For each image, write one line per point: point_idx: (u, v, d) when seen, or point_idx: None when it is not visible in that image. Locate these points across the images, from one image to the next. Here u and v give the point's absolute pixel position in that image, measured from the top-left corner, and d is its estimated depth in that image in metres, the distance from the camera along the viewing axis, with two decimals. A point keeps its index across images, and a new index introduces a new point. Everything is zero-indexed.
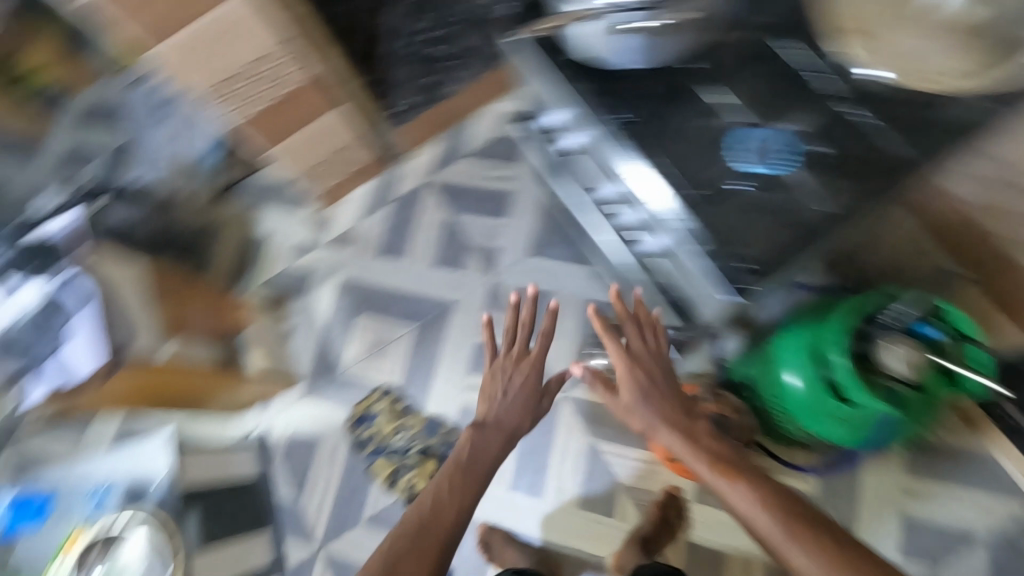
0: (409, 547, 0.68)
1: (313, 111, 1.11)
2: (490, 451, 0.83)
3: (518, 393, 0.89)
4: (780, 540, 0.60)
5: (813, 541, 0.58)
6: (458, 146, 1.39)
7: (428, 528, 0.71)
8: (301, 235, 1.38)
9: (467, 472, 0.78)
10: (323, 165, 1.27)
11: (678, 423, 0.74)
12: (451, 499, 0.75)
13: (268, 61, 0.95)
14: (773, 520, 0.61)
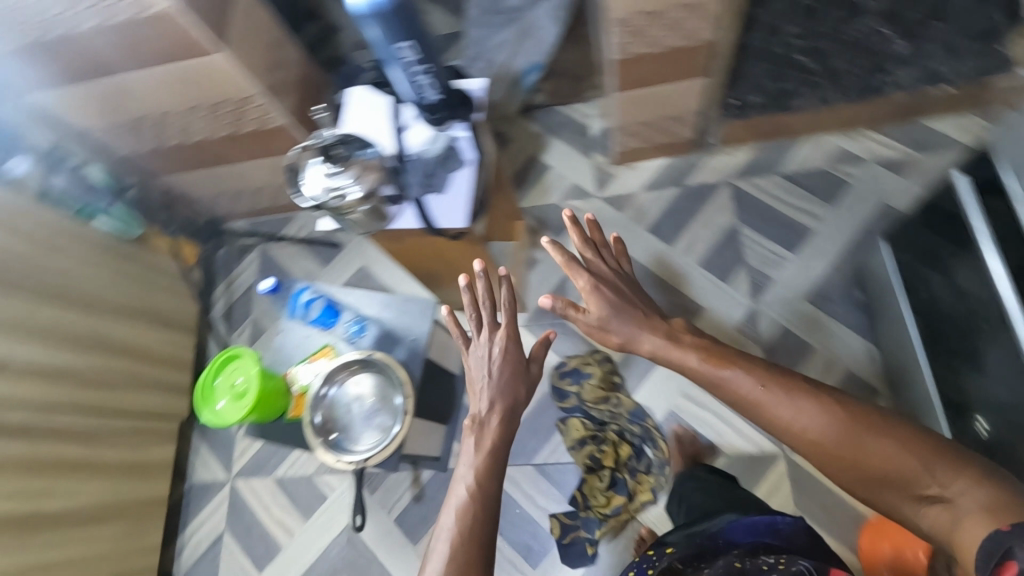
0: (461, 543, 0.66)
1: (682, 73, 1.08)
2: (508, 414, 0.78)
3: (505, 370, 0.82)
4: (828, 451, 0.61)
5: (870, 435, 0.60)
6: (773, 162, 1.31)
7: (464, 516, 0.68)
8: (580, 179, 1.38)
9: (494, 459, 0.73)
10: (643, 127, 1.25)
11: (696, 359, 0.72)
12: (485, 489, 0.70)
13: (690, 10, 0.93)
14: (816, 425, 0.62)
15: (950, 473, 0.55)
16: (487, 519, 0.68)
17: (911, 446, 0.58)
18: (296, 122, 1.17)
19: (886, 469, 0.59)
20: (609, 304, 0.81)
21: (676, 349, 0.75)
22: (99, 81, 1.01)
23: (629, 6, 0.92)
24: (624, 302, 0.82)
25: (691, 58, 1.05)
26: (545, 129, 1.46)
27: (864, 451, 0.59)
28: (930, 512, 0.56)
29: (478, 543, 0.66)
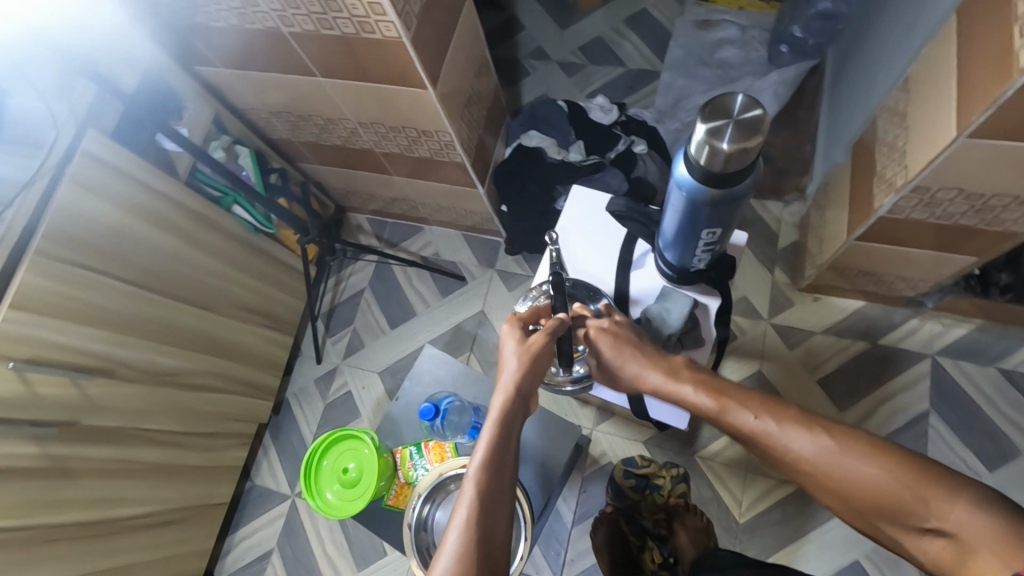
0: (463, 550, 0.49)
1: (947, 248, 0.88)
2: (519, 394, 0.59)
3: (526, 366, 0.62)
4: (827, 480, 0.56)
5: (858, 456, 0.54)
6: (995, 349, 1.09)
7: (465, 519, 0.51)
8: (751, 294, 1.20)
9: (503, 445, 0.55)
10: (856, 273, 1.05)
11: (700, 401, 0.62)
12: (492, 481, 0.53)
13: (1018, 204, 0.73)
14: (833, 468, 0.55)
15: (947, 501, 0.50)
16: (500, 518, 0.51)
17: (895, 472, 0.52)
18: (471, 161, 1.02)
19: (891, 494, 0.52)
20: (623, 345, 0.67)
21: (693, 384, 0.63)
22: (283, 76, 0.88)
23: (943, 177, 0.72)
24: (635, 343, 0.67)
25: (971, 241, 0.85)
26: None
27: (859, 477, 0.54)
28: (931, 545, 0.51)
29: (491, 551, 0.50)
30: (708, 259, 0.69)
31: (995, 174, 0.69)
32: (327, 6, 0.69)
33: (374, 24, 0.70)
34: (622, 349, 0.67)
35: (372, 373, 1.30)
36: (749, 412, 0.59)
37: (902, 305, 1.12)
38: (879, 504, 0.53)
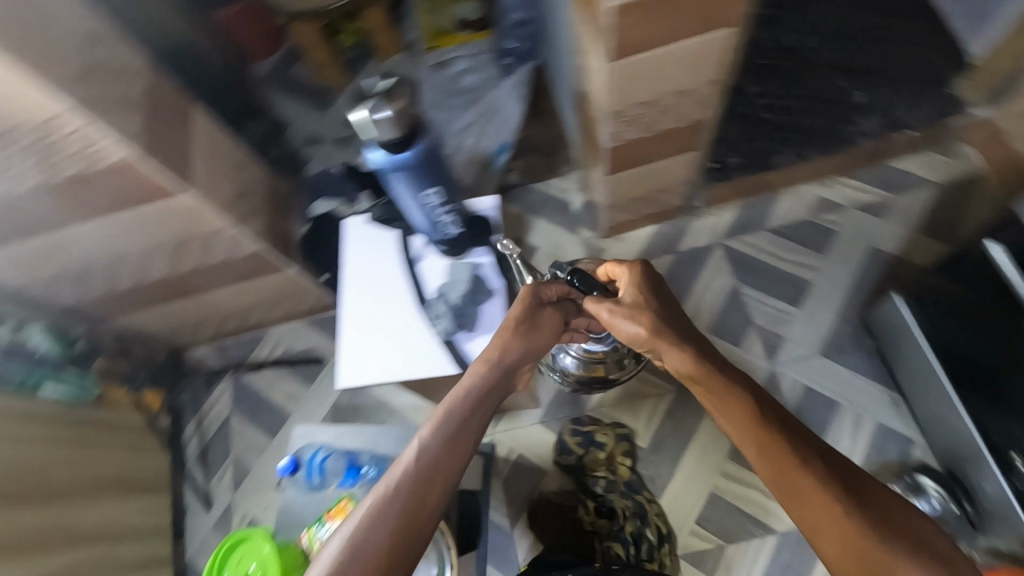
0: (398, 494, 0.67)
1: (673, 153, 1.09)
2: (487, 370, 0.77)
3: (513, 336, 0.79)
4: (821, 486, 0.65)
5: (856, 507, 0.64)
6: (760, 216, 1.31)
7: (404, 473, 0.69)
8: (571, 258, 1.35)
9: (458, 422, 0.73)
10: (633, 202, 1.23)
11: (737, 410, 0.72)
12: (434, 448, 0.71)
13: (684, 98, 0.93)
14: (833, 505, 0.64)
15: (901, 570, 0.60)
16: (436, 476, 0.69)
17: (881, 534, 0.62)
18: (270, 246, 1.07)
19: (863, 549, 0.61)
20: (638, 319, 0.80)
21: (734, 393, 0.73)
22: (40, 239, 0.88)
23: (623, 98, 0.90)
24: (658, 327, 0.80)
25: (683, 139, 1.05)
26: (524, 208, 1.42)
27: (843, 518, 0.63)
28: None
29: (420, 506, 0.68)
30: (456, 223, 0.88)
31: (653, 82, 0.88)
32: (45, 150, 0.73)
33: (100, 150, 0.75)
34: (643, 321, 0.80)
35: (269, 489, 1.24)
36: (821, 469, 0.66)
37: (681, 213, 1.32)
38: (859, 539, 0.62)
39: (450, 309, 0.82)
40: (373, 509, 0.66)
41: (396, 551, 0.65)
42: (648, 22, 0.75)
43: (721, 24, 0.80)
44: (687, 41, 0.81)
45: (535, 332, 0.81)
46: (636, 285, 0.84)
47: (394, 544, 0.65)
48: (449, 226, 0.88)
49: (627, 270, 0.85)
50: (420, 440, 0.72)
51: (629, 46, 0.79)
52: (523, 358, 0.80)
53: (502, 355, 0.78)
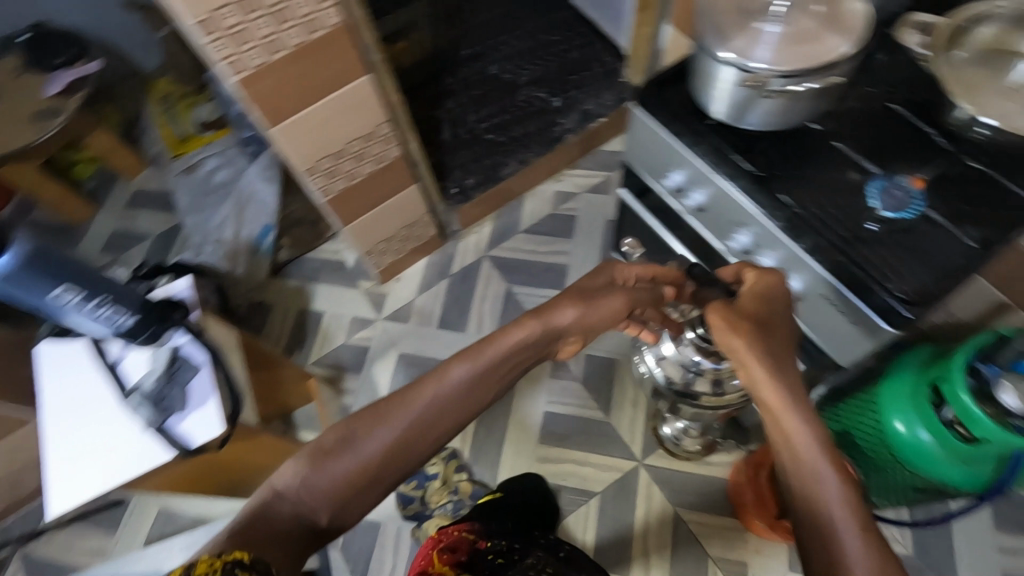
0: (393, 407, 0.59)
1: (395, 190, 1.18)
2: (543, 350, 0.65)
3: (610, 317, 0.66)
4: (842, 508, 0.51)
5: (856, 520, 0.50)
6: (512, 222, 1.45)
7: (419, 402, 0.60)
8: (357, 311, 1.38)
9: (488, 367, 0.62)
10: (388, 242, 1.30)
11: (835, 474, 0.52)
12: (463, 383, 0.61)
13: (367, 142, 1.03)
14: (834, 500, 0.51)
15: None
16: (449, 407, 0.61)
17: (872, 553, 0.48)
18: None
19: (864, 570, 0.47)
20: (769, 362, 0.57)
21: (806, 423, 0.55)
22: None
23: (304, 155, 0.97)
24: (780, 346, 0.59)
25: (396, 175, 1.15)
26: (302, 280, 1.44)
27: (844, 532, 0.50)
28: None
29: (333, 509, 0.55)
30: (130, 312, 0.79)
31: (327, 135, 0.96)
32: None
33: None
34: (761, 345, 0.58)
35: None
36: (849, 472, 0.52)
37: (443, 239, 1.42)
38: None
39: (146, 397, 0.77)
40: (382, 403, 0.60)
41: (376, 469, 0.57)
42: (282, 87, 0.83)
43: (357, 73, 0.90)
44: (335, 94, 0.91)
45: (608, 314, 0.65)
46: (759, 299, 0.62)
47: (382, 463, 0.57)
48: (120, 315, 0.78)
49: (756, 276, 0.64)
50: (445, 364, 0.62)
51: (279, 112, 0.86)
52: (588, 334, 0.66)
53: (550, 325, 0.64)
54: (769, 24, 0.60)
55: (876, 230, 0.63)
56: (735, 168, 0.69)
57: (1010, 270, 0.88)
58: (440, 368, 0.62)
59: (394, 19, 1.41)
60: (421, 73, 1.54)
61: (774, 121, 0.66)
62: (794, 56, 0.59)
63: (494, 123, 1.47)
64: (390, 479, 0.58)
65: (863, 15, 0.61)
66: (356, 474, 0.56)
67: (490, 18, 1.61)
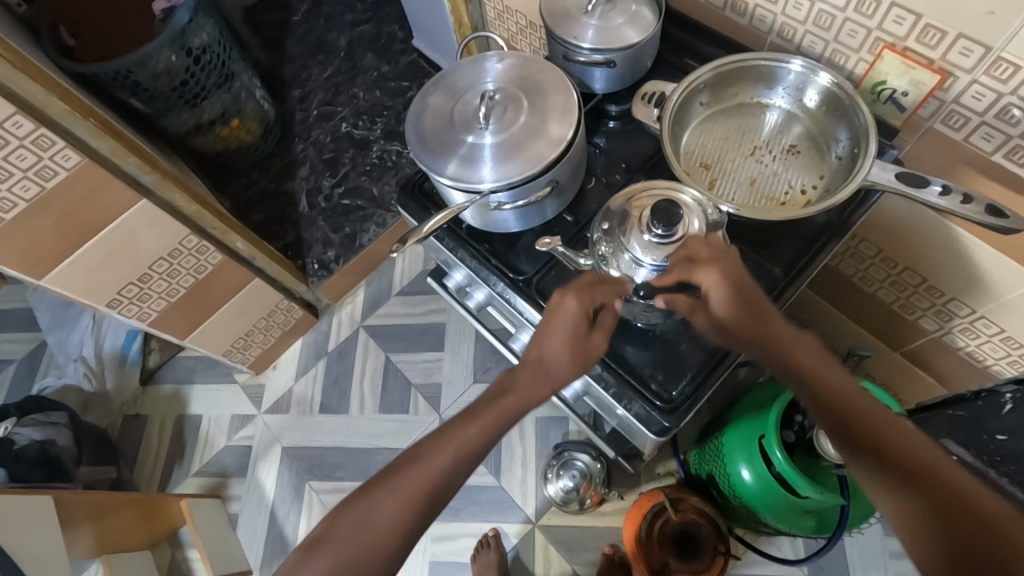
0: (402, 471, 0.51)
1: (233, 289, 1.11)
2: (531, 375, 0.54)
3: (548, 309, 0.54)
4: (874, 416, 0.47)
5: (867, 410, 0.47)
6: (384, 285, 1.39)
7: (435, 461, 0.51)
8: (235, 408, 1.32)
9: (500, 416, 0.53)
10: (248, 337, 1.24)
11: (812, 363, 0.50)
12: (479, 439, 0.52)
13: (176, 258, 0.96)
14: (835, 394, 0.48)
15: (947, 471, 0.43)
16: (468, 467, 0.52)
17: (897, 432, 0.45)
18: None
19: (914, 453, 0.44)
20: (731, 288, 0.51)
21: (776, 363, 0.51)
22: None
23: (103, 288, 0.91)
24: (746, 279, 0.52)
25: (228, 276, 1.08)
26: (176, 383, 1.37)
27: (863, 416, 0.47)
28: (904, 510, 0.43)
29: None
30: None
31: (118, 266, 0.90)
32: None
33: None
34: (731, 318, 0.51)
35: None
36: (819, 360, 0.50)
37: (315, 316, 1.36)
38: (976, 509, 0.40)
39: None
40: (394, 464, 0.52)
41: (388, 547, 0.48)
42: (30, 243, 0.77)
43: (128, 202, 0.83)
44: (111, 227, 0.84)
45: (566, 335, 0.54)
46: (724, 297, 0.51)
47: (389, 540, 0.48)
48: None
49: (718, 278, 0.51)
50: (459, 418, 0.53)
51: (40, 265, 0.80)
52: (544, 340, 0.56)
53: None
54: (473, 136, 0.57)
55: (625, 330, 0.61)
56: (495, 271, 0.66)
57: (825, 288, 0.88)
58: (458, 420, 0.53)
59: (212, 103, 1.25)
60: (269, 144, 1.45)
61: (525, 219, 0.63)
62: (504, 170, 0.55)
63: (350, 187, 1.42)
64: (396, 561, 0.49)
65: (574, 105, 0.57)
66: (365, 551, 0.48)
67: (334, 73, 1.54)
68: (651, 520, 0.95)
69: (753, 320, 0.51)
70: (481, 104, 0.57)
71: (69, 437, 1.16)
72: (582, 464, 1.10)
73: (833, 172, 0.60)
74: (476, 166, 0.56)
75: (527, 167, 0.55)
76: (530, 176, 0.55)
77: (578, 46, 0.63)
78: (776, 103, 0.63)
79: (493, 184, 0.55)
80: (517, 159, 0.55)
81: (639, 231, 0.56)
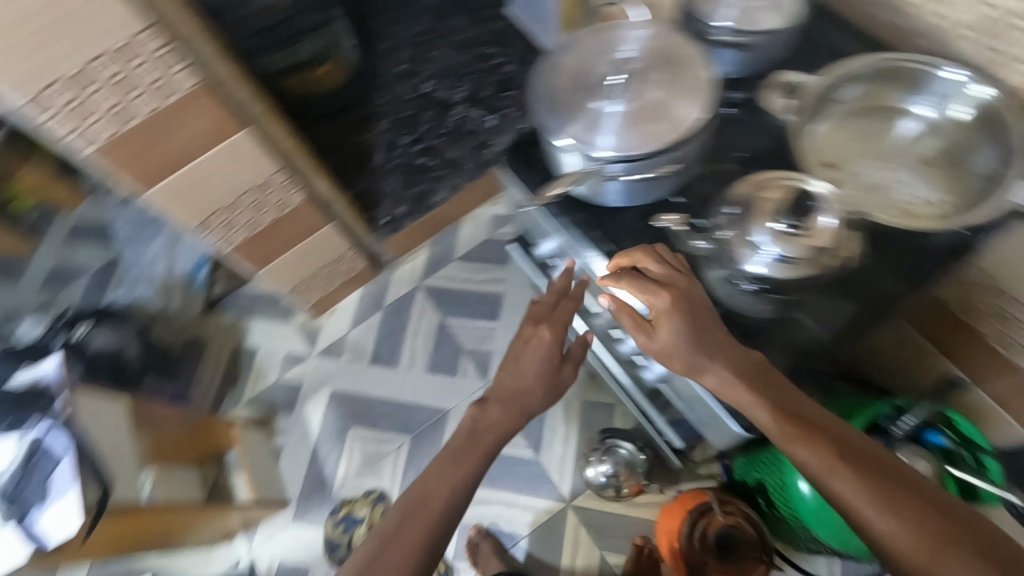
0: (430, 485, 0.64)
1: (308, 231, 1.13)
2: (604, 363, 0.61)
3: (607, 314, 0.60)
4: (846, 448, 0.51)
5: (832, 444, 0.52)
6: (447, 249, 1.41)
7: (456, 472, 0.65)
8: (290, 347, 1.36)
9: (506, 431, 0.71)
10: (313, 279, 1.27)
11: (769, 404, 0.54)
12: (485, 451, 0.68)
13: (264, 192, 0.98)
14: (802, 431, 0.53)
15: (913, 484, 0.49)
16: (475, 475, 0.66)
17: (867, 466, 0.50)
18: None
19: (893, 475, 0.50)
20: (685, 326, 0.56)
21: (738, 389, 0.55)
22: None
23: (194, 211, 0.93)
24: (699, 312, 0.57)
25: (306, 217, 1.10)
26: (237, 314, 1.41)
27: (834, 447, 0.51)
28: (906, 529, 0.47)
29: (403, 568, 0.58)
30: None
31: (212, 191, 0.92)
32: None
33: None
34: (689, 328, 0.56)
35: None
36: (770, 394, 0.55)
37: (377, 269, 1.38)
38: (964, 521, 0.47)
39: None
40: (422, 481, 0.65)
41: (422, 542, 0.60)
42: (140, 157, 0.80)
43: (232, 130, 0.85)
44: (212, 152, 0.86)
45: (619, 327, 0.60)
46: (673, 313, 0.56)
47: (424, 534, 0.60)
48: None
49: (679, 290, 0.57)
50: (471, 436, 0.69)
51: (144, 179, 0.83)
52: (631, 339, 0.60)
53: None
54: (601, 104, 0.56)
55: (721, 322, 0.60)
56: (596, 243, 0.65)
57: (958, 299, 0.86)
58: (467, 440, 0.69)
59: (305, 46, 1.27)
60: (353, 92, 1.46)
61: (632, 198, 0.62)
62: (628, 141, 0.54)
63: (427, 146, 1.41)
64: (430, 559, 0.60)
65: (706, 87, 0.56)
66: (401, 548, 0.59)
67: (425, 29, 1.53)
68: (693, 517, 0.95)
69: (707, 340, 0.56)
70: (613, 75, 0.57)
71: (137, 350, 1.21)
72: (625, 453, 1.09)
73: (975, 191, 0.56)
74: (601, 133, 0.55)
75: (652, 142, 0.54)
76: (655, 150, 0.54)
77: (711, 26, 0.63)
78: (916, 112, 0.60)
79: (617, 153, 0.54)
80: (643, 133, 0.55)
81: (769, 221, 0.55)
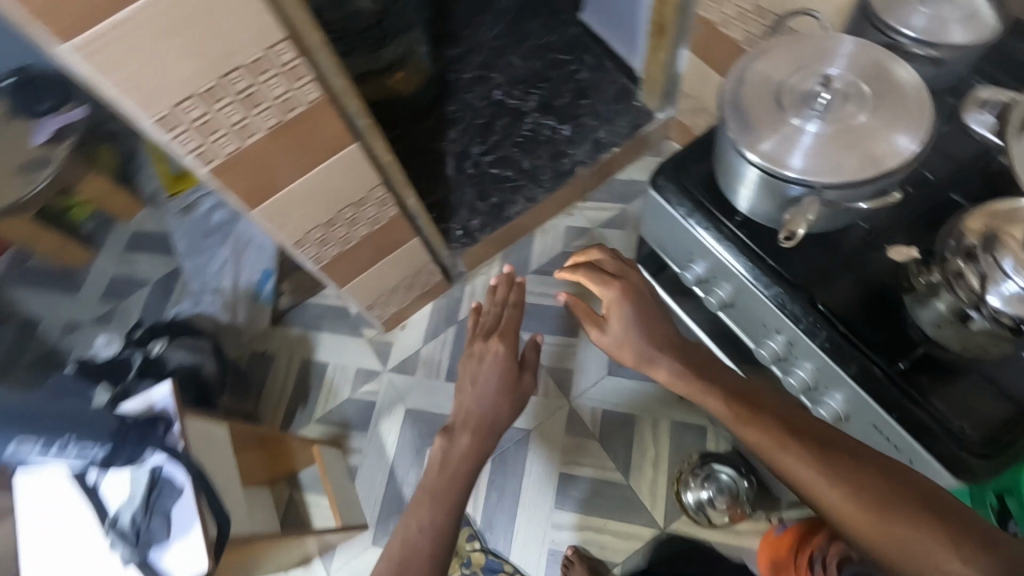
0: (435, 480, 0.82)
1: (394, 245, 1.10)
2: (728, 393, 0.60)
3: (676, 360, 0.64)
4: (803, 446, 0.53)
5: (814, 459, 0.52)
6: (521, 260, 1.37)
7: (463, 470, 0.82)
8: (362, 362, 1.32)
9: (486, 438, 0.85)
10: (390, 294, 1.23)
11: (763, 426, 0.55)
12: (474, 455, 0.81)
13: (361, 207, 0.95)
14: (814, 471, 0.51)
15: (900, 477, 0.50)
16: None
17: (826, 459, 0.51)
18: None
19: (860, 481, 0.49)
20: (634, 313, 0.68)
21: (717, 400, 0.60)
22: None
23: (295, 227, 0.90)
24: (642, 298, 0.70)
25: (395, 231, 1.07)
26: (304, 327, 1.38)
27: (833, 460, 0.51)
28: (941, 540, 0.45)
29: None
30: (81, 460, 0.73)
31: (314, 207, 0.88)
32: None
33: None
34: (633, 316, 0.68)
35: None
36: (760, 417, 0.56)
37: (450, 283, 1.35)
38: (923, 489, 0.48)
39: (123, 535, 0.69)
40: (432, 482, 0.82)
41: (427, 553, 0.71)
42: (254, 172, 0.76)
43: (345, 143, 0.81)
44: (324, 166, 0.83)
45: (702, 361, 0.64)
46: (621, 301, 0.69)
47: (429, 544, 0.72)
48: (90, 447, 0.71)
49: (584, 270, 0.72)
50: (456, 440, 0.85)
51: (254, 195, 0.79)
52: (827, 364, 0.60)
53: None
54: (809, 121, 0.51)
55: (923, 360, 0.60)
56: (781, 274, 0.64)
57: None
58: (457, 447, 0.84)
59: (390, 50, 1.25)
60: (423, 99, 1.42)
61: (820, 222, 0.58)
62: (842, 167, 0.50)
63: (500, 155, 1.38)
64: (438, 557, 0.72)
65: (926, 118, 0.51)
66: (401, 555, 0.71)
67: (493, 35, 1.49)
68: (812, 552, 0.94)
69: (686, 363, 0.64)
70: (825, 88, 0.51)
71: (214, 365, 1.17)
72: (726, 478, 1.06)
73: None
74: (810, 157, 0.50)
75: (870, 170, 0.49)
76: (872, 180, 0.49)
77: (902, 35, 0.58)
78: None
79: (828, 182, 0.49)
80: (858, 158, 0.50)
81: (1023, 249, 0.46)
